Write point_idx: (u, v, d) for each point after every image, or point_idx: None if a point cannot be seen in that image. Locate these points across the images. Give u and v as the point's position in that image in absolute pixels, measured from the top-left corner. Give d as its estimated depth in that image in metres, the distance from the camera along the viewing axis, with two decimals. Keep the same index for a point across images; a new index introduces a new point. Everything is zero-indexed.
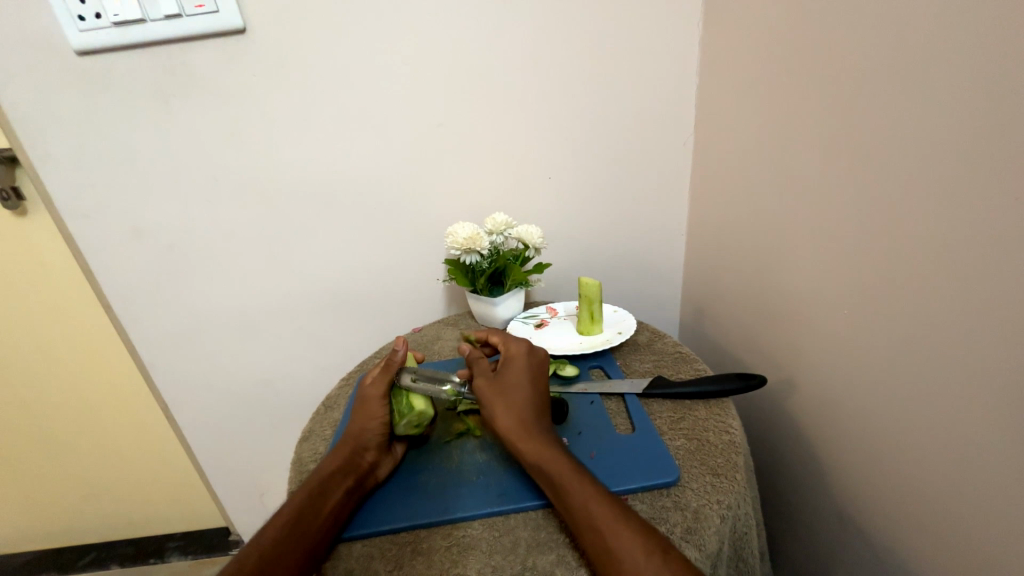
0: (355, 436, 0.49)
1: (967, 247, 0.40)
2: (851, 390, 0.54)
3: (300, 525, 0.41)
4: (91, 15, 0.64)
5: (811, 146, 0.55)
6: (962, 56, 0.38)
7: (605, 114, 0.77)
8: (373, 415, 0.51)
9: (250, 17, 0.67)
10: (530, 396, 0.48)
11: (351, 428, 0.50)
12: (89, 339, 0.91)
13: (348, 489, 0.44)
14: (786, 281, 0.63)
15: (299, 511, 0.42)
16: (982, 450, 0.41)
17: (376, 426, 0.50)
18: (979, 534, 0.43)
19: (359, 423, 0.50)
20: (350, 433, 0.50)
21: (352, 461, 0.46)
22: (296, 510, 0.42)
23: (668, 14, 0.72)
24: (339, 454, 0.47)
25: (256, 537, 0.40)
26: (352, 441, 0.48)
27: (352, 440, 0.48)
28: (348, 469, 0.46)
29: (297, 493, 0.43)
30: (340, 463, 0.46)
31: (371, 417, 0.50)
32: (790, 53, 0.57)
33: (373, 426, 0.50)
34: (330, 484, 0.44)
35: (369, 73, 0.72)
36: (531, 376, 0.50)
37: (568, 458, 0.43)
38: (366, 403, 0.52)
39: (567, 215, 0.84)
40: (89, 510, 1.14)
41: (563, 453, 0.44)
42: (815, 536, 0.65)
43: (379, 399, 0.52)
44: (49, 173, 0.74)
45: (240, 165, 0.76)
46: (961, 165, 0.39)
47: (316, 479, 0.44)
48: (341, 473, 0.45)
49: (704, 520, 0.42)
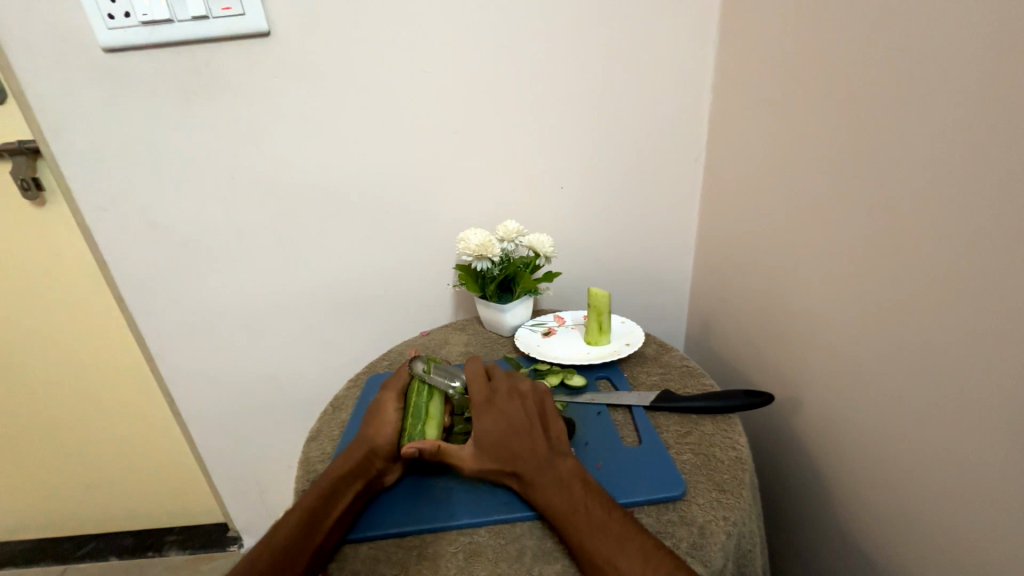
0: (368, 439, 0.49)
1: (975, 270, 0.40)
2: (855, 409, 0.54)
3: (311, 524, 0.41)
4: (121, 14, 0.66)
5: (822, 164, 0.55)
6: (972, 86, 0.39)
7: (619, 127, 0.78)
8: (388, 424, 0.50)
9: (275, 19, 0.69)
10: (522, 427, 0.46)
11: (364, 431, 0.50)
12: (100, 330, 0.92)
13: (356, 492, 0.45)
14: (793, 299, 0.63)
15: (309, 512, 0.42)
16: (986, 474, 0.41)
17: (390, 437, 0.49)
18: (982, 560, 0.43)
19: (374, 428, 0.50)
20: (362, 435, 0.49)
21: (362, 463, 0.46)
22: (308, 509, 0.42)
23: (685, 30, 0.73)
24: (351, 455, 0.47)
25: (268, 533, 0.41)
26: (364, 443, 0.48)
27: (365, 443, 0.48)
28: (358, 471, 0.46)
29: (309, 491, 0.44)
30: (349, 465, 0.46)
31: (385, 424, 0.50)
32: (804, 74, 0.57)
33: (386, 434, 0.49)
34: (340, 485, 0.44)
35: (388, 78, 0.73)
36: (526, 409, 0.48)
37: (573, 491, 0.42)
38: (382, 410, 0.52)
39: (578, 225, 0.85)
40: (90, 501, 1.14)
41: (569, 486, 0.42)
42: (816, 555, 0.65)
43: (395, 410, 0.52)
44: (71, 167, 0.75)
45: (257, 164, 0.77)
46: (971, 189, 0.40)
47: (326, 479, 0.45)
48: (351, 476, 0.45)
49: (710, 536, 0.42)
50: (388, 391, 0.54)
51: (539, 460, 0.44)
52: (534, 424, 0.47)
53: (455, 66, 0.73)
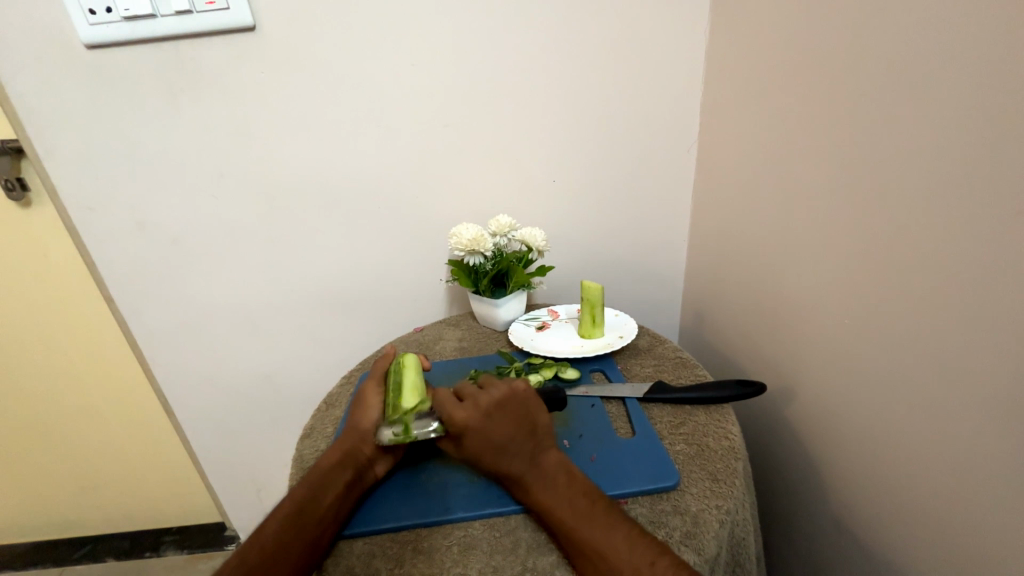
0: (357, 427, 0.49)
1: (967, 257, 0.40)
2: (847, 398, 0.55)
3: (301, 518, 0.41)
4: (102, 9, 0.65)
5: (813, 153, 0.55)
6: (961, 76, 0.39)
7: (611, 120, 0.78)
8: (374, 409, 0.51)
9: (262, 13, 0.68)
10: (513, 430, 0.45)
11: (353, 419, 0.51)
12: (90, 330, 0.91)
13: (347, 482, 0.45)
14: (785, 289, 0.63)
15: (299, 506, 0.42)
16: (975, 460, 0.42)
17: (375, 419, 0.49)
18: (974, 545, 0.43)
19: (362, 414, 0.50)
20: (352, 425, 0.50)
21: (350, 454, 0.47)
22: (299, 503, 0.43)
23: (677, 21, 0.73)
24: (340, 447, 0.48)
25: (260, 530, 0.41)
26: (354, 433, 0.49)
27: (354, 433, 0.49)
28: (347, 461, 0.46)
29: (300, 485, 0.44)
30: (339, 456, 0.47)
31: (372, 411, 0.50)
32: (793, 64, 0.57)
33: (372, 419, 0.50)
34: (330, 476, 0.45)
35: (375, 72, 0.72)
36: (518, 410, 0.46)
37: (566, 488, 0.42)
38: (367, 400, 0.52)
39: (571, 219, 0.85)
40: (83, 503, 1.13)
41: (561, 485, 0.42)
42: (810, 543, 0.65)
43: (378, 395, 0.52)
44: (56, 166, 0.74)
45: (246, 161, 0.76)
46: (961, 179, 0.40)
47: (317, 472, 0.45)
48: (342, 466, 0.46)
49: (704, 525, 0.42)
50: (371, 380, 0.54)
51: (529, 454, 0.44)
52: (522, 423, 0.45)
53: (444, 60, 0.72)
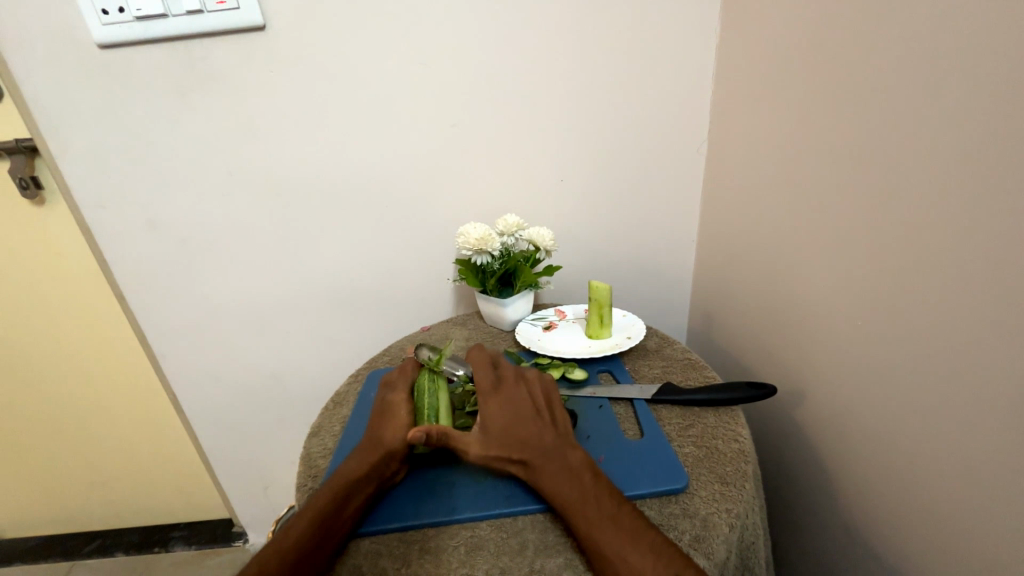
0: (381, 439, 0.47)
1: (979, 259, 0.39)
2: (856, 402, 0.54)
3: (322, 529, 0.40)
4: (114, 9, 0.65)
5: (824, 154, 0.55)
6: (973, 75, 0.38)
7: (619, 118, 0.77)
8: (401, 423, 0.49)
9: (271, 13, 0.68)
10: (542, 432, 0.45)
11: (376, 429, 0.49)
12: (101, 327, 0.92)
13: (368, 495, 0.44)
14: (795, 291, 0.62)
15: (321, 515, 0.41)
16: (985, 466, 0.41)
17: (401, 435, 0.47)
18: (983, 552, 0.42)
19: (389, 427, 0.48)
20: (376, 435, 0.48)
21: (376, 467, 0.45)
22: (320, 512, 0.41)
23: (687, 19, 0.72)
24: (364, 457, 0.46)
25: (278, 537, 0.40)
26: (378, 443, 0.47)
27: (378, 444, 0.47)
28: (372, 474, 0.45)
29: (320, 493, 0.43)
30: (365, 467, 0.45)
31: (398, 424, 0.49)
32: (804, 63, 0.57)
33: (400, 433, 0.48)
34: (353, 489, 0.43)
35: (383, 71, 0.72)
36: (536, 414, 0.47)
37: (593, 486, 0.41)
38: (393, 410, 0.50)
39: (579, 219, 0.84)
40: (94, 498, 1.15)
41: (589, 483, 0.41)
42: (819, 548, 0.65)
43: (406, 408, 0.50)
44: (69, 165, 0.75)
45: (254, 160, 0.77)
46: (972, 182, 0.39)
47: (339, 481, 0.44)
48: (365, 478, 0.44)
49: (713, 528, 0.42)
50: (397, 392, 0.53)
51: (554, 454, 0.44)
52: (542, 424, 0.46)
53: (452, 60, 0.72)
